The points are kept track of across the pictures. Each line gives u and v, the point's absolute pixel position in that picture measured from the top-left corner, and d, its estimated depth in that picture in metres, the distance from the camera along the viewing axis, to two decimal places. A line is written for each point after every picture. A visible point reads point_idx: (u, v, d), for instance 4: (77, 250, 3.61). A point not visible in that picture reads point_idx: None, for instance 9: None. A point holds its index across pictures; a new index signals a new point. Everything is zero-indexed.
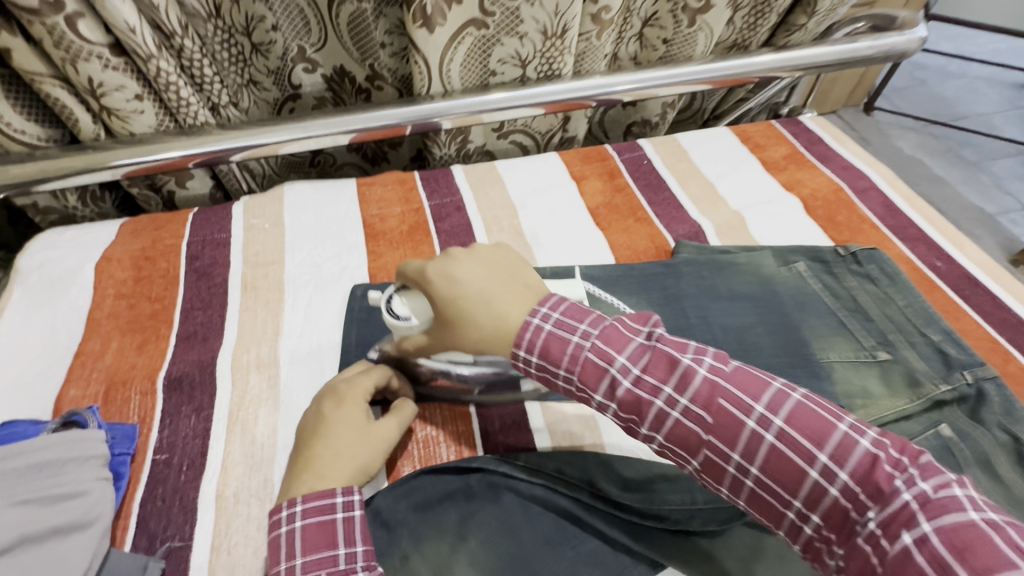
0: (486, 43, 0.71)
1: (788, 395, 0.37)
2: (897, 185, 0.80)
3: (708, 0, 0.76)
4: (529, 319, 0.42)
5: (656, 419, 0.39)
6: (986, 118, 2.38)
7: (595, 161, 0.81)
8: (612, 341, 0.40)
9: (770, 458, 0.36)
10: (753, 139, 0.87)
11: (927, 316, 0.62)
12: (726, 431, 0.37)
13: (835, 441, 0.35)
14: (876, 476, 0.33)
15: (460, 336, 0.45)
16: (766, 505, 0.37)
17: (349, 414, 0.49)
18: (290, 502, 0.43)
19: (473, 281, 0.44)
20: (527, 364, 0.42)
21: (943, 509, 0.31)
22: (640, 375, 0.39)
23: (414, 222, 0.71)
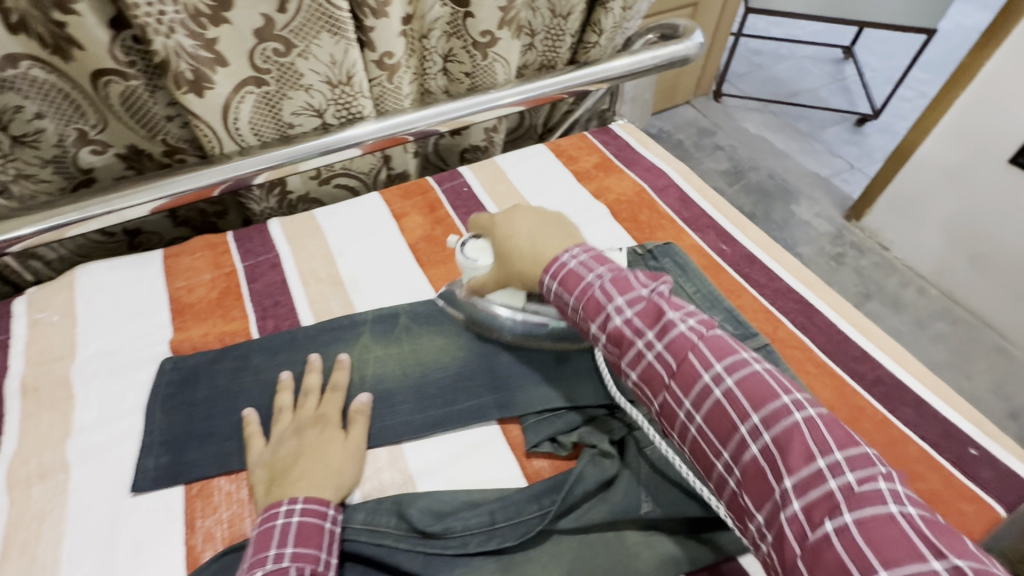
0: (272, 98, 0.70)
1: (750, 364, 0.43)
2: (691, 178, 0.89)
3: (492, 35, 0.80)
4: (560, 256, 0.54)
5: (634, 357, 0.46)
6: (814, 92, 2.68)
7: (416, 196, 0.84)
8: (619, 285, 0.49)
9: (712, 410, 0.42)
10: (566, 152, 0.93)
11: (712, 298, 0.69)
12: (685, 377, 0.44)
13: (778, 412, 0.40)
14: (800, 451, 0.38)
15: (518, 269, 0.58)
16: (702, 451, 0.43)
17: (328, 429, 0.55)
18: (290, 501, 0.48)
19: (527, 226, 0.59)
20: (549, 288, 0.54)
21: (867, 502, 0.34)
22: (630, 316, 0.47)
23: (225, 288, 0.70)
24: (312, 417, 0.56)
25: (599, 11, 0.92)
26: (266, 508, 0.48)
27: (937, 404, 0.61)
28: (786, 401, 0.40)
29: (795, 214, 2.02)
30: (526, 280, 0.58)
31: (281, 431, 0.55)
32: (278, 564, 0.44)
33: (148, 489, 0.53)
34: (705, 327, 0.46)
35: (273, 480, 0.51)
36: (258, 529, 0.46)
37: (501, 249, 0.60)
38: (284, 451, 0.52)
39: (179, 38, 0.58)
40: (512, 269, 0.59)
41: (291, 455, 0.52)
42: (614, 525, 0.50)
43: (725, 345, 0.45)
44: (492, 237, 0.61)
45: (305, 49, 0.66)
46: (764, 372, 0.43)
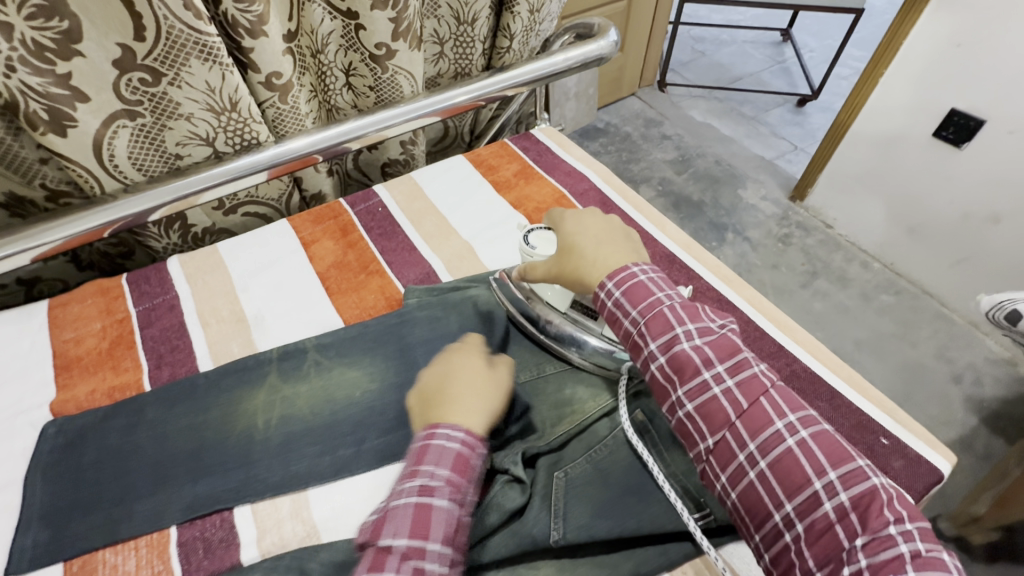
0: (150, 130, 0.66)
1: (821, 423, 0.44)
2: (612, 179, 0.88)
3: (388, 47, 0.77)
4: (631, 267, 0.52)
5: (696, 386, 0.46)
6: (756, 76, 2.72)
7: (327, 220, 0.80)
8: (689, 313, 0.49)
9: (783, 454, 0.42)
10: (485, 161, 0.90)
11: None
12: (755, 420, 0.44)
13: (849, 469, 0.41)
14: (874, 513, 0.38)
15: (573, 266, 0.55)
16: (758, 498, 0.42)
17: (472, 359, 0.55)
18: (453, 426, 0.47)
19: (597, 226, 0.58)
20: (608, 297, 0.51)
21: (929, 562, 0.35)
22: (699, 344, 0.47)
23: (116, 336, 0.65)
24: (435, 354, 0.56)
25: (505, 15, 0.90)
26: (426, 431, 0.47)
27: (850, 394, 0.60)
28: (859, 462, 0.41)
29: (742, 199, 2.05)
30: (583, 281, 0.55)
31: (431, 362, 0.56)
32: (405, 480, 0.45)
33: (24, 570, 0.48)
34: (769, 373, 0.47)
35: (426, 402, 0.51)
36: (416, 447, 0.46)
37: (562, 242, 0.58)
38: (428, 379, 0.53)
39: (21, 77, 0.53)
40: (568, 265, 0.56)
41: (440, 380, 0.52)
42: (526, 557, 0.49)
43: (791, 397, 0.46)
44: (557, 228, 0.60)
45: (177, 77, 0.62)
46: (828, 429, 0.44)
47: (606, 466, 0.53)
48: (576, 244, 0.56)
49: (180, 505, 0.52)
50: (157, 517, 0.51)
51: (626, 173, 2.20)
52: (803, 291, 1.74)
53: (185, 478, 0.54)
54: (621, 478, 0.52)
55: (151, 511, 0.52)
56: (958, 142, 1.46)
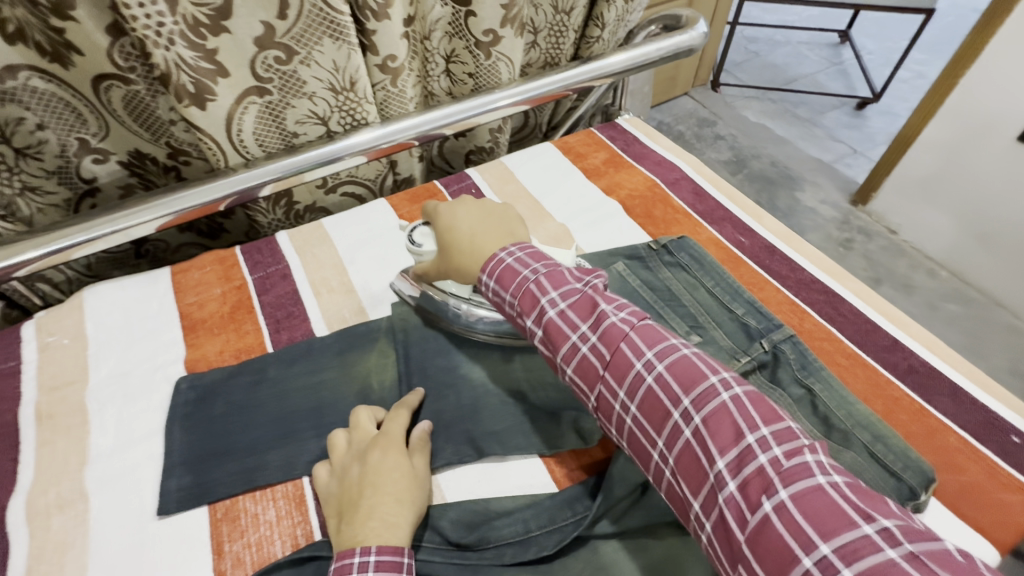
0: (275, 108, 0.69)
1: (679, 349, 0.44)
2: (703, 170, 0.87)
3: (495, 33, 0.78)
4: (498, 254, 0.53)
5: (567, 351, 0.47)
6: (813, 77, 2.66)
7: (424, 200, 0.82)
8: (553, 280, 0.50)
9: (645, 395, 0.43)
10: (574, 149, 0.91)
11: (732, 291, 0.68)
12: (619, 366, 0.44)
13: (704, 390, 0.41)
14: (725, 424, 0.39)
15: (455, 257, 0.58)
16: (638, 439, 0.43)
17: (389, 452, 0.50)
18: (364, 549, 0.42)
19: (468, 217, 0.59)
20: (488, 288, 0.54)
21: (800, 477, 0.35)
22: (565, 310, 0.48)
23: (236, 301, 0.68)
24: (370, 440, 0.52)
25: (601, 4, 0.91)
26: (336, 558, 0.42)
27: (974, 390, 0.59)
28: (712, 380, 0.41)
29: (800, 201, 2.01)
30: (462, 270, 0.58)
31: (342, 461, 0.51)
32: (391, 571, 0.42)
33: (172, 511, 0.51)
34: (645, 315, 0.47)
35: (343, 516, 0.46)
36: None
37: (443, 238, 0.60)
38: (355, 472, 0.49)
39: (178, 50, 0.57)
40: (450, 257, 0.59)
41: (356, 485, 0.47)
42: (653, 529, 0.49)
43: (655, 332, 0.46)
44: (433, 224, 0.61)
45: (308, 56, 0.65)
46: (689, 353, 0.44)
47: None
48: (451, 239, 0.58)
49: (309, 461, 0.54)
50: (290, 470, 0.54)
51: None
52: None
53: (312, 435, 0.56)
54: None
55: (284, 464, 0.54)
56: None
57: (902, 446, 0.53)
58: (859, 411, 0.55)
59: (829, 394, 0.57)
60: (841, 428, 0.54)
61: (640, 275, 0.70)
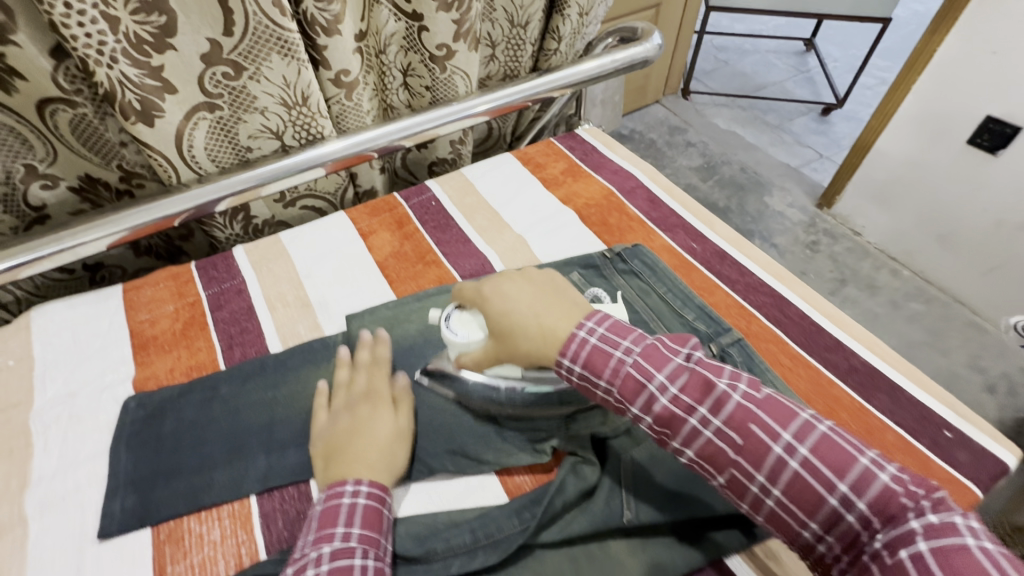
0: (226, 123, 0.69)
1: (814, 425, 0.42)
2: (659, 179, 0.89)
3: (449, 48, 0.80)
4: (576, 331, 0.50)
5: (687, 436, 0.45)
6: (780, 85, 2.73)
7: (383, 213, 0.83)
8: (653, 360, 0.47)
9: (790, 480, 0.41)
10: (533, 159, 0.93)
11: (683, 297, 0.69)
12: (754, 451, 0.42)
13: (854, 470, 0.40)
14: (889, 506, 0.38)
15: (524, 346, 0.51)
16: (785, 522, 0.42)
17: (380, 407, 0.56)
18: (355, 482, 0.49)
19: (521, 294, 0.53)
20: (570, 372, 0.50)
21: (942, 533, 0.36)
22: (676, 394, 0.45)
23: (189, 317, 0.68)
24: (364, 393, 0.57)
25: (556, 17, 0.93)
26: (327, 488, 0.48)
27: (911, 388, 0.61)
28: (861, 459, 0.40)
29: (769, 206, 2.06)
30: (537, 362, 0.51)
31: (337, 407, 0.56)
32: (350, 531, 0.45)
33: (116, 532, 0.51)
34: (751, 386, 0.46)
35: (330, 457, 0.52)
36: (320, 506, 0.47)
37: (495, 324, 0.53)
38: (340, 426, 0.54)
39: (121, 68, 0.57)
40: (517, 348, 0.52)
41: (346, 431, 0.53)
42: (597, 535, 0.50)
43: (778, 405, 0.44)
44: (483, 310, 0.54)
45: (256, 72, 0.65)
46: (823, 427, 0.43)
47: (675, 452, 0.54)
48: (514, 326, 0.51)
49: (256, 478, 0.54)
50: (237, 487, 0.53)
51: None
52: (832, 299, 1.73)
53: (260, 450, 0.56)
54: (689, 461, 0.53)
55: (232, 480, 0.54)
56: (993, 149, 1.46)
57: None
58: None
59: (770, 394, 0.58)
60: None
61: (594, 284, 0.72)
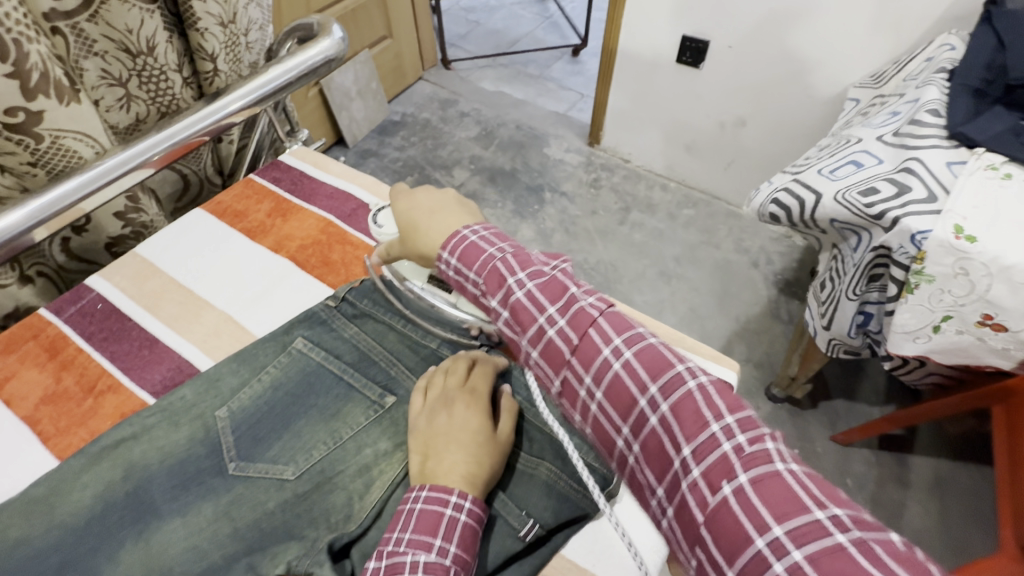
0: None
1: (649, 338, 0.42)
2: (380, 190, 0.81)
3: (27, 110, 0.61)
4: (461, 231, 0.49)
5: (535, 332, 0.44)
6: (531, 35, 2.81)
7: (23, 343, 0.62)
8: (521, 260, 0.47)
9: (614, 382, 0.41)
10: (230, 208, 0.77)
11: (425, 324, 0.63)
12: (587, 353, 0.42)
13: (668, 375, 0.40)
14: (700, 414, 0.37)
15: (412, 242, 0.53)
16: (605, 429, 0.42)
17: (477, 410, 0.51)
18: (461, 494, 0.45)
19: (429, 199, 0.54)
20: (448, 265, 0.49)
21: (756, 461, 0.34)
22: (533, 290, 0.45)
23: None
24: (457, 390, 0.53)
25: (194, 34, 0.76)
26: (432, 487, 0.45)
27: None
28: (685, 370, 0.40)
29: (549, 156, 2.13)
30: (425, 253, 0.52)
31: (429, 402, 0.53)
32: (442, 559, 0.42)
33: None
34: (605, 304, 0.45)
35: (430, 457, 0.49)
36: (420, 502, 0.45)
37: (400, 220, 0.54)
38: (436, 425, 0.50)
39: None
40: (408, 244, 0.54)
41: (442, 433, 0.50)
42: None
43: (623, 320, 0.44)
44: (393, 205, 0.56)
45: None
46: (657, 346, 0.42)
47: None
48: (410, 222, 0.52)
49: None
50: None
51: (435, 160, 2.15)
52: (622, 227, 1.87)
53: None
54: None
55: None
56: (696, 63, 1.65)
57: None
58: (557, 411, 0.55)
59: (525, 405, 0.56)
60: (540, 438, 0.53)
61: (324, 345, 0.61)
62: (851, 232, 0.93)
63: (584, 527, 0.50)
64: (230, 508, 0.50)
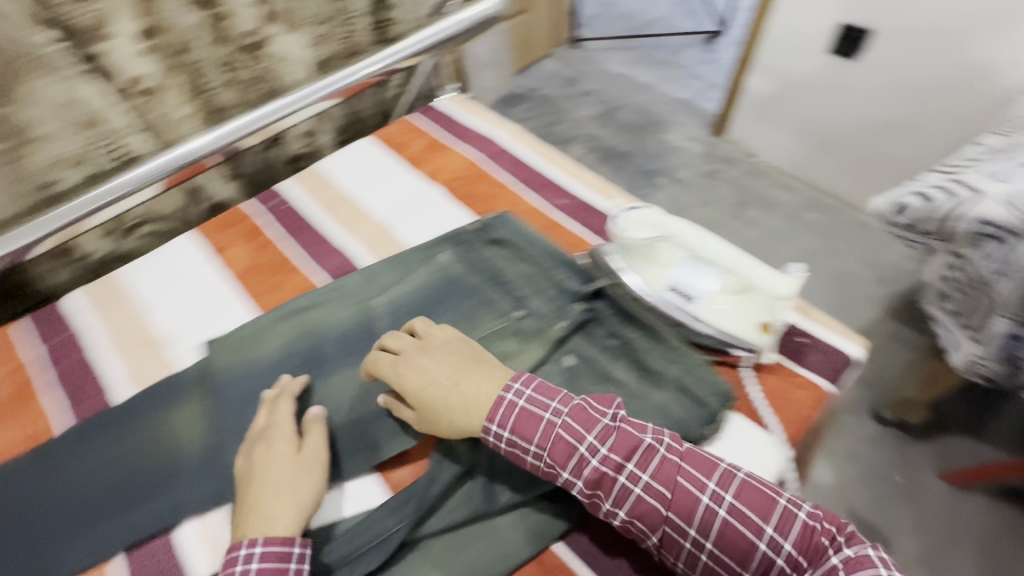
0: (8, 162, 0.63)
1: (734, 473, 0.46)
2: (523, 138, 0.88)
3: (259, 34, 0.78)
4: (503, 396, 0.48)
5: (620, 494, 0.45)
6: (664, 20, 2.73)
7: (232, 226, 0.77)
8: (580, 421, 0.47)
9: (720, 527, 0.44)
10: (392, 139, 0.88)
11: (554, 257, 0.68)
12: (683, 503, 0.45)
13: (775, 512, 0.43)
14: (812, 543, 0.42)
15: (447, 420, 0.49)
16: (716, 572, 0.44)
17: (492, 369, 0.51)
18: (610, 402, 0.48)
19: (444, 371, 0.50)
20: (499, 438, 0.48)
21: (858, 564, 0.40)
22: (606, 454, 0.45)
23: (22, 383, 0.62)
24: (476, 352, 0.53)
25: None
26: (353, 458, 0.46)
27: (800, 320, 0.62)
28: (780, 500, 0.44)
29: (667, 142, 2.10)
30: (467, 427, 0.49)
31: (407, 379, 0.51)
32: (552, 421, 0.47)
33: None
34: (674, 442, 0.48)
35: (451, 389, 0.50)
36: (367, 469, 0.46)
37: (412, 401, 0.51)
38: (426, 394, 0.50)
39: None
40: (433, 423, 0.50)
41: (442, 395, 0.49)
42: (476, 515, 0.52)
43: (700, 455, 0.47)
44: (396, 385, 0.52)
45: (27, 95, 0.61)
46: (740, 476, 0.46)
47: None
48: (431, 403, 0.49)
49: (115, 533, 0.51)
50: (100, 549, 0.50)
51: (552, 135, 2.20)
52: (735, 222, 1.80)
53: (118, 509, 0.53)
54: None
55: (90, 545, 0.51)
56: (851, 54, 1.52)
57: (701, 369, 0.57)
58: (667, 341, 0.59)
59: (644, 340, 0.59)
60: (656, 368, 0.57)
61: (465, 262, 0.69)
62: (987, 237, 0.75)
63: None
64: None
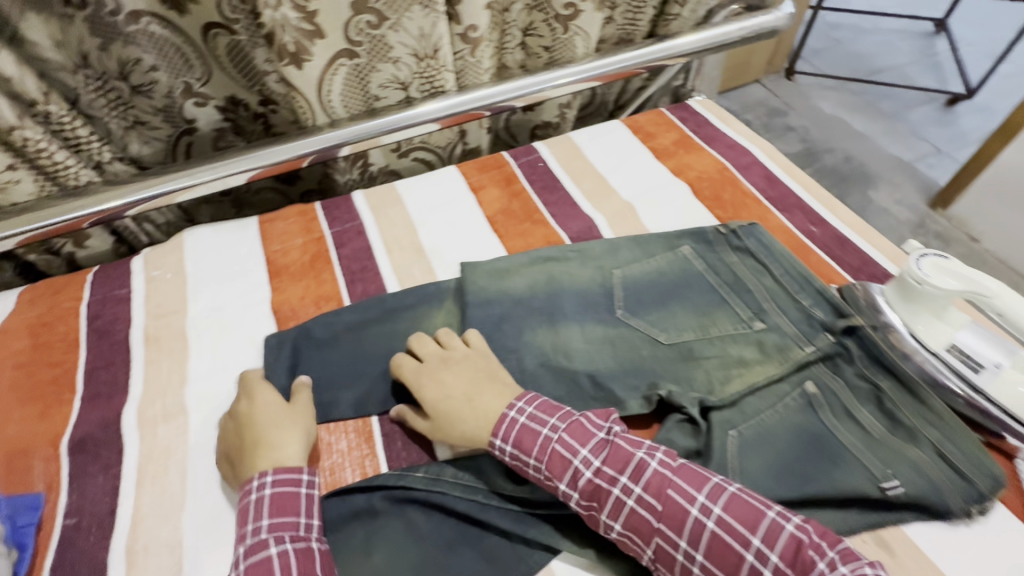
0: (362, 70, 0.75)
1: (724, 487, 0.47)
2: (777, 157, 0.86)
3: (575, 7, 0.82)
4: (505, 412, 0.53)
5: (613, 506, 0.48)
6: (899, 69, 2.42)
7: (492, 169, 0.85)
8: (577, 436, 0.51)
9: (709, 542, 0.44)
10: (644, 128, 0.91)
11: (802, 280, 0.65)
12: (673, 516, 0.46)
13: (764, 525, 0.44)
14: (799, 558, 0.42)
15: (458, 428, 0.54)
16: None
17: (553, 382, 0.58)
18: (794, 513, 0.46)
19: (457, 387, 0.56)
20: (502, 453, 0.52)
21: None
22: (599, 466, 0.49)
23: (315, 252, 0.74)
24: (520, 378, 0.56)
25: None
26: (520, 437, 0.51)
27: None
28: (769, 513, 0.44)
29: None
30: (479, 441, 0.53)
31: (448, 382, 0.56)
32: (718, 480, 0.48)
33: None
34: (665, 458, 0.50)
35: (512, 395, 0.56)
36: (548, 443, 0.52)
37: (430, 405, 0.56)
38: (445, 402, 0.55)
39: (285, 12, 0.65)
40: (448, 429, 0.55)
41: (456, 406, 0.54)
42: None
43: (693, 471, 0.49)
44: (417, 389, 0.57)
45: (397, 22, 0.72)
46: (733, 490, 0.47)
47: (772, 431, 0.55)
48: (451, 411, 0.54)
49: (375, 399, 0.60)
50: (362, 407, 0.60)
51: None
52: None
53: (380, 378, 0.62)
54: (799, 445, 0.54)
55: (355, 401, 0.60)
56: None
57: (974, 450, 0.53)
58: (932, 402, 0.55)
59: (895, 391, 0.56)
60: (908, 425, 0.54)
61: (706, 260, 0.70)
62: None
63: (935, 520, 0.52)
64: (615, 339, 0.63)
